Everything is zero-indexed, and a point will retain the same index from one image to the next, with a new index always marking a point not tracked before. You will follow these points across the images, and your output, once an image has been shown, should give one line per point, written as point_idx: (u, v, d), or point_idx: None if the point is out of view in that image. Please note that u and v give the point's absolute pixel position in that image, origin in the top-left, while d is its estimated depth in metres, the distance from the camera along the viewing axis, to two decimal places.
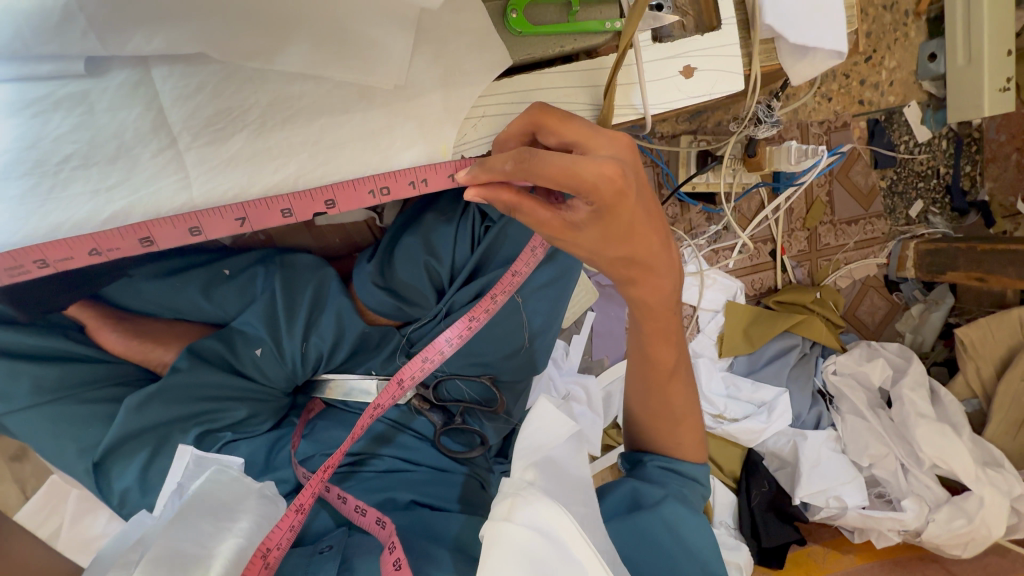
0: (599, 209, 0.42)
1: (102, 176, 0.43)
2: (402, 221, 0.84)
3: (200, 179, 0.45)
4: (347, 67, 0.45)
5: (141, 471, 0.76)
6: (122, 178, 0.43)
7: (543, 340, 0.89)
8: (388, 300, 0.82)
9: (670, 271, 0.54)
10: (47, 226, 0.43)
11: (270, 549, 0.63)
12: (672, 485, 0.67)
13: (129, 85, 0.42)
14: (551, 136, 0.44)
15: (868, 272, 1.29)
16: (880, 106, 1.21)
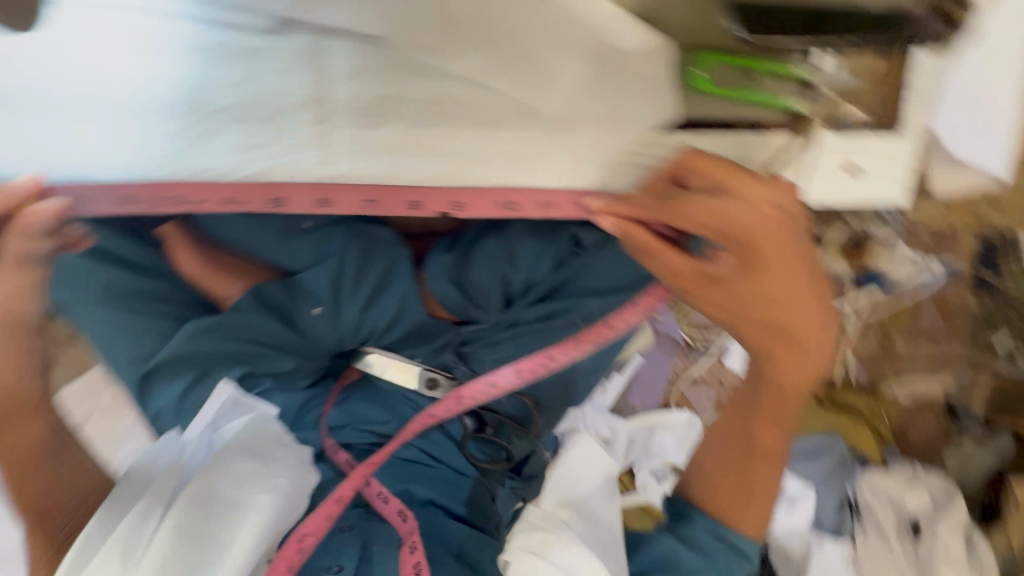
0: (740, 255, 0.39)
1: (252, 132, 0.43)
2: (489, 221, 0.81)
3: (341, 157, 0.44)
4: (517, 83, 0.43)
5: (181, 394, 0.78)
6: (270, 138, 0.43)
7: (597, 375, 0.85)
8: (456, 293, 0.81)
9: (829, 349, 0.44)
10: (190, 163, 0.43)
11: (307, 535, 0.63)
12: (719, 557, 0.59)
13: (304, 51, 0.41)
14: (698, 176, 0.41)
15: (929, 392, 1.21)
16: (1001, 228, 1.12)
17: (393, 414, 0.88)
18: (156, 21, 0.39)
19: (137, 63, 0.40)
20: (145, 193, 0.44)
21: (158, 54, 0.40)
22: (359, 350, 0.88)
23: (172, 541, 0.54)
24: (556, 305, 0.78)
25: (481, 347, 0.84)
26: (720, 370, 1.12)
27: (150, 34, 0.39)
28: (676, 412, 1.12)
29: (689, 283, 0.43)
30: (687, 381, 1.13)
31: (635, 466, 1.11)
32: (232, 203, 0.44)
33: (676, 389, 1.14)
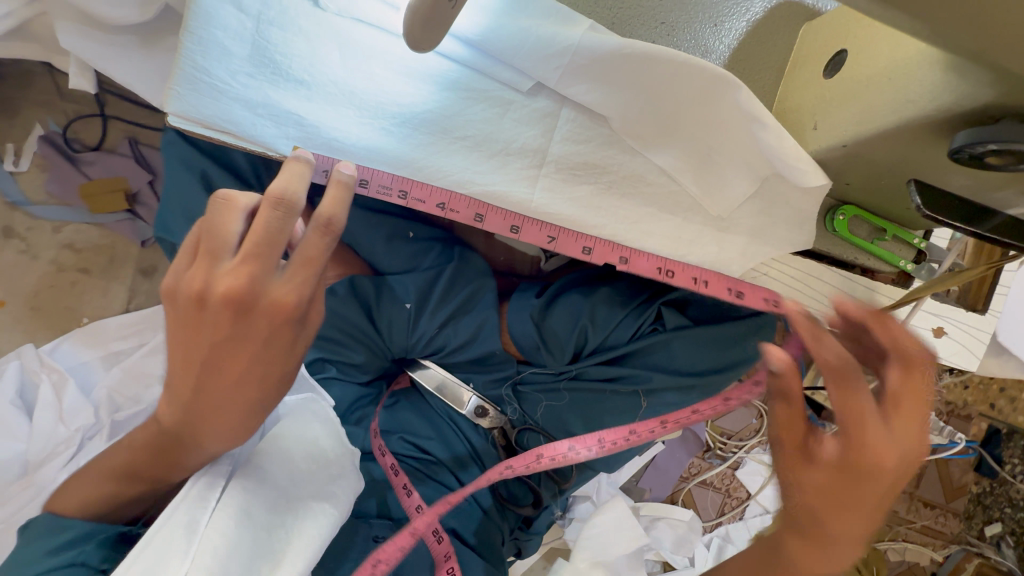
0: (901, 357, 0.46)
1: (476, 161, 0.50)
2: (579, 279, 0.88)
3: (539, 197, 0.51)
4: (696, 182, 0.52)
5: None
6: (488, 170, 0.50)
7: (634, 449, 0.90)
8: (532, 336, 0.87)
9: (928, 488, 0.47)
10: (414, 169, 0.50)
11: (380, 560, 0.72)
12: None
13: (542, 112, 0.50)
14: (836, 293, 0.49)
15: (920, 561, 1.23)
16: (1006, 420, 1.20)
17: (438, 437, 0.91)
18: (435, 58, 0.47)
19: (409, 83, 0.48)
20: (376, 184, 0.49)
21: (426, 83, 0.48)
22: (420, 363, 0.90)
23: (239, 529, 0.52)
24: (620, 372, 0.85)
25: (537, 390, 0.88)
26: (730, 479, 1.17)
27: (430, 65, 0.48)
28: (681, 509, 1.13)
29: (791, 424, 0.48)
30: (697, 482, 1.16)
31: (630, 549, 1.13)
32: (441, 208, 0.50)
33: (686, 487, 1.16)
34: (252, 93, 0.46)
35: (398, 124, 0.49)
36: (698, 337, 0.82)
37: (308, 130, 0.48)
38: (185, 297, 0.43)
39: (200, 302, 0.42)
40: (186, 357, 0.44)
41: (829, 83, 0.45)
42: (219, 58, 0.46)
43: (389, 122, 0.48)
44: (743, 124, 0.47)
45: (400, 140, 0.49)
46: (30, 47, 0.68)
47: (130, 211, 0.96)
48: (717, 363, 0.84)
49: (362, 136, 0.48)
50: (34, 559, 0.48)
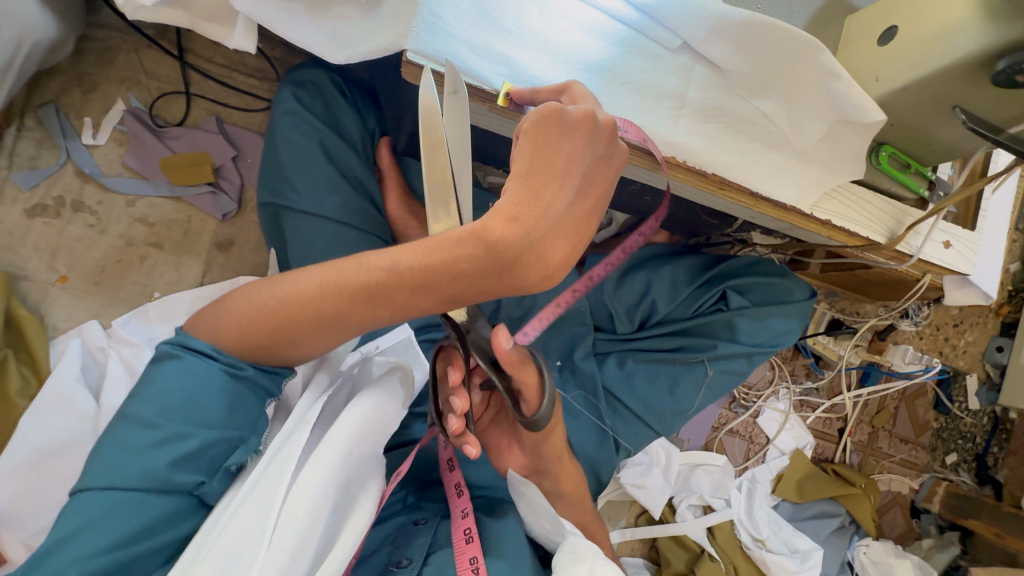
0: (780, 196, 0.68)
1: (636, 101, 0.64)
2: (650, 256, 1.01)
3: (682, 131, 0.66)
4: (788, 123, 0.68)
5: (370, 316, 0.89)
6: (645, 108, 0.64)
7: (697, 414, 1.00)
8: (605, 306, 1.00)
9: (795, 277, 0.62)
10: None
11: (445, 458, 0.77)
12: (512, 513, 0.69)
13: (681, 66, 0.65)
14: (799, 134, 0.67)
15: (901, 490, 1.46)
16: (950, 364, 1.45)
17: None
18: (610, 21, 0.63)
19: (590, 39, 0.62)
20: None
21: (603, 40, 0.62)
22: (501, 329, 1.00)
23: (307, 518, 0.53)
24: (685, 342, 0.97)
25: (613, 357, 0.99)
26: (752, 427, 1.33)
27: (606, 28, 0.62)
28: (715, 455, 1.27)
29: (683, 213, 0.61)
30: (726, 431, 1.32)
31: (675, 498, 1.25)
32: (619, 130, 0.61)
33: (717, 436, 1.31)
34: (474, 38, 0.58)
35: (582, 69, 0.62)
36: (756, 313, 0.96)
37: (516, 69, 0.59)
38: (573, 115, 0.51)
39: (590, 119, 0.52)
40: (569, 166, 0.51)
41: (885, 48, 0.64)
42: (445, 13, 0.58)
43: (576, 67, 0.61)
44: (819, 78, 0.63)
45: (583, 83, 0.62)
46: (176, 13, 0.73)
47: (212, 185, 0.98)
48: (768, 338, 0.97)
49: (554, 76, 0.61)
50: (159, 462, 0.56)
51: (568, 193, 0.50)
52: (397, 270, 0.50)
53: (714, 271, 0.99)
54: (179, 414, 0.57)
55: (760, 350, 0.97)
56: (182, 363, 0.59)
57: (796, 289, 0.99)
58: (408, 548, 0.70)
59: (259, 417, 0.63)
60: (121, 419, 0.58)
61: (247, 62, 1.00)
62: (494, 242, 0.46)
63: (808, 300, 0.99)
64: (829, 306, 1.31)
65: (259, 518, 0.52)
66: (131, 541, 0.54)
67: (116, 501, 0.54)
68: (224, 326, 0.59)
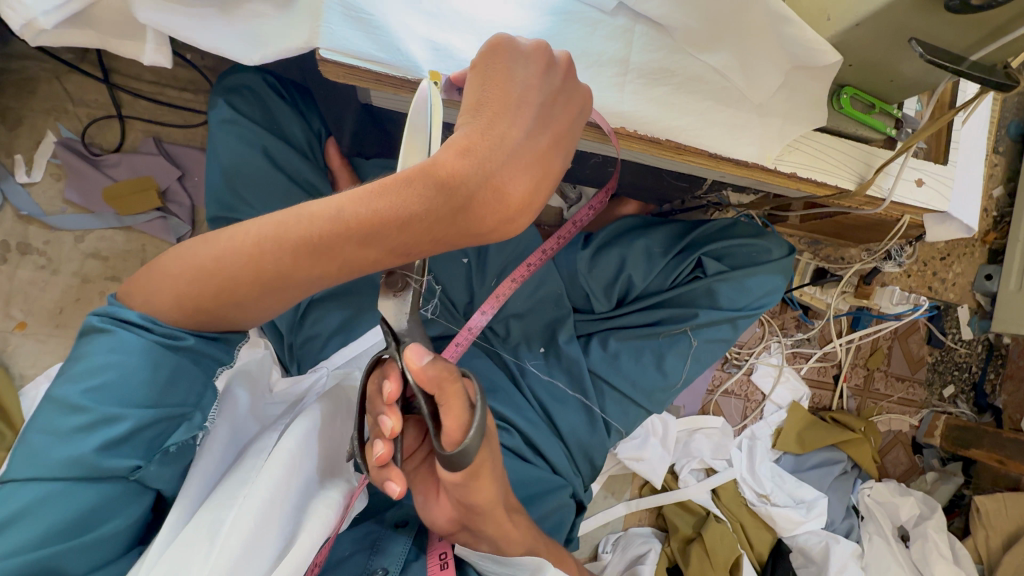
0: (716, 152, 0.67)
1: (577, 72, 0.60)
2: (622, 230, 0.99)
3: (631, 98, 0.62)
4: (742, 76, 0.64)
5: (339, 325, 0.87)
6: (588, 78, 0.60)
7: (687, 386, 0.99)
8: (580, 286, 0.97)
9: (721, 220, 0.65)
10: None
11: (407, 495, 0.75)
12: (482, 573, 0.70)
13: (621, 28, 0.61)
14: (754, 87, 0.64)
15: (902, 428, 1.46)
16: (941, 298, 1.44)
17: (502, 389, 0.94)
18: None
19: (518, 10, 0.57)
20: None
21: (535, 11, 0.58)
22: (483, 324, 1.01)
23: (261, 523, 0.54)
24: (666, 314, 0.95)
25: (595, 338, 0.98)
26: (746, 385, 1.32)
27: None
28: (712, 417, 1.27)
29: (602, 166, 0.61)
30: (722, 392, 1.31)
31: (677, 465, 1.25)
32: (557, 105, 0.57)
33: (713, 399, 1.31)
34: (391, 23, 0.53)
35: None
36: (736, 278, 0.94)
37: (444, 52, 0.55)
38: (521, 52, 0.51)
39: (542, 54, 0.51)
40: (520, 99, 0.50)
41: None
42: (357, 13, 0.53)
43: None
44: (770, 23, 0.59)
45: None
46: (86, 35, 0.69)
47: (160, 209, 0.94)
48: (752, 303, 0.95)
49: None
50: (85, 447, 0.52)
51: (527, 124, 0.50)
52: (342, 219, 0.46)
53: (690, 240, 0.97)
54: (105, 395, 0.53)
55: (745, 317, 0.95)
56: (107, 338, 0.54)
57: (774, 249, 0.96)
58: (385, 556, 0.69)
59: (204, 390, 0.59)
60: (46, 403, 0.54)
61: (178, 75, 0.95)
62: (445, 179, 0.45)
63: (788, 257, 0.97)
64: (813, 255, 1.28)
65: (211, 529, 0.52)
66: (71, 524, 0.52)
67: (44, 490, 0.51)
68: (159, 292, 0.55)
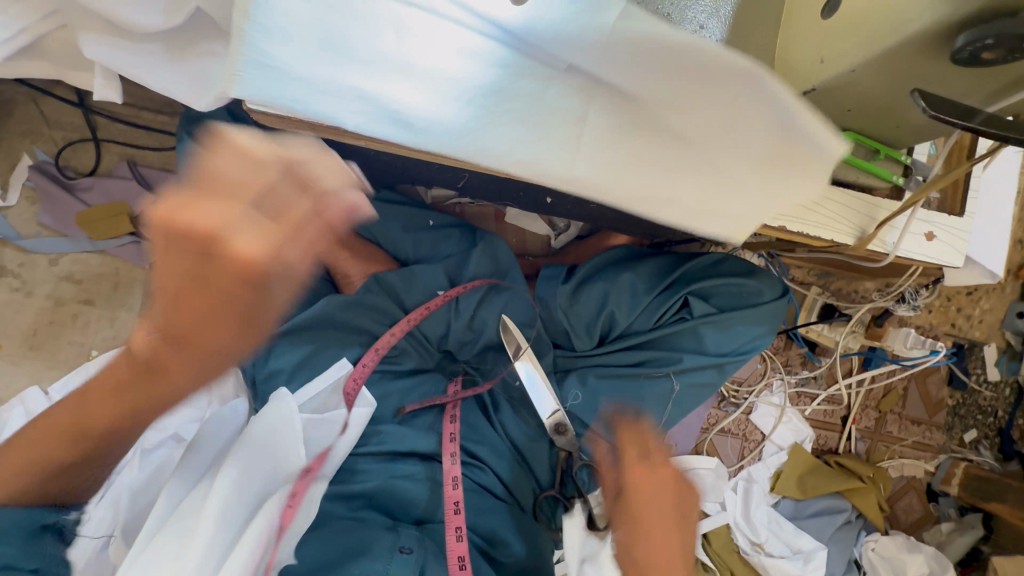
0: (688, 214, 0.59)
1: (522, 131, 0.52)
2: (606, 264, 0.92)
3: (583, 160, 0.54)
4: (721, 142, 0.53)
5: (303, 360, 0.84)
6: (533, 139, 0.53)
7: (668, 428, 0.93)
8: (561, 322, 0.91)
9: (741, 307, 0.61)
10: (467, 138, 0.52)
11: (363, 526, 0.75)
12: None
13: (573, 85, 0.51)
14: None
15: (915, 473, 1.37)
16: (965, 336, 1.32)
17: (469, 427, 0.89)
18: (473, 32, 0.48)
19: (453, 63, 0.49)
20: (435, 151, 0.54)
21: (475, 63, 0.49)
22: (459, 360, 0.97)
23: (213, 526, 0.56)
24: (648, 356, 0.89)
25: (575, 377, 0.91)
26: (745, 424, 1.25)
27: (470, 47, 0.48)
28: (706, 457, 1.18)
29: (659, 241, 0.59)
30: (717, 431, 1.24)
31: None
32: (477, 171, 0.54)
33: (708, 437, 1.24)
34: (317, 77, 0.49)
35: (451, 100, 0.50)
36: (725, 320, 0.87)
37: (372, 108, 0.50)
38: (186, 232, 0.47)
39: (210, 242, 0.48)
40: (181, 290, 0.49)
41: (832, 20, 0.51)
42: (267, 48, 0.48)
43: (443, 99, 0.50)
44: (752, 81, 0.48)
45: (455, 117, 0.51)
46: (38, 66, 0.69)
47: (134, 234, 0.93)
48: (742, 346, 0.89)
49: (416, 110, 0.51)
50: None
51: (218, 341, 0.52)
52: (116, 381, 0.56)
53: (677, 277, 0.90)
54: None
55: (733, 361, 0.89)
56: None
57: (767, 289, 0.89)
58: None
59: None
60: None
61: (153, 97, 0.93)
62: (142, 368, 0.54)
63: (781, 299, 0.90)
64: (822, 289, 1.19)
65: (173, 538, 0.56)
66: None
67: None
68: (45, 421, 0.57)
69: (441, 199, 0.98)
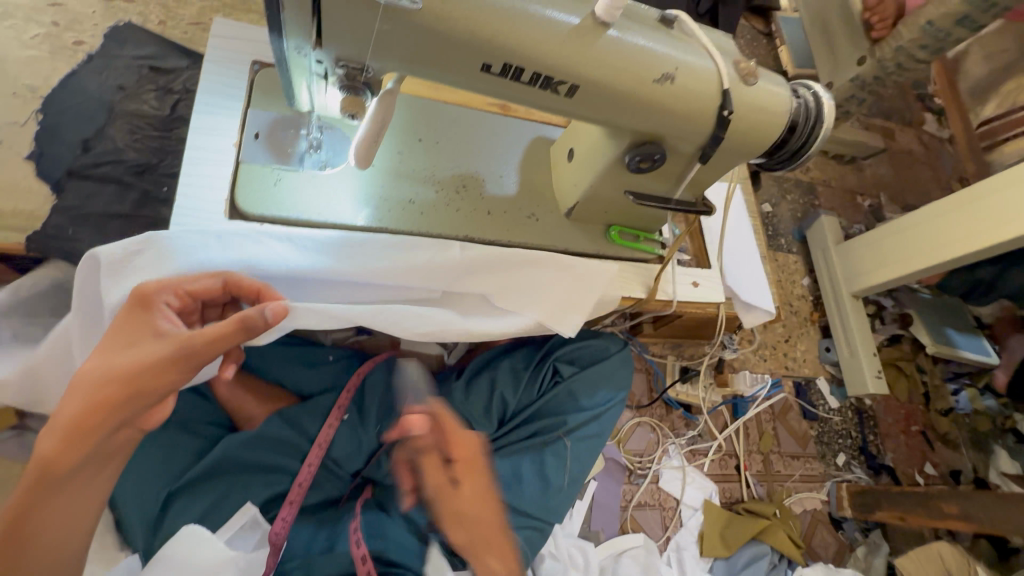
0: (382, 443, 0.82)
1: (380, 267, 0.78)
2: (487, 357, 1.09)
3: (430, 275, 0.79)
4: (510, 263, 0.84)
5: (202, 513, 0.84)
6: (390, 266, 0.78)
7: (575, 487, 1.04)
8: (460, 415, 1.03)
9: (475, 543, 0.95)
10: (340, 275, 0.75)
11: None
12: None
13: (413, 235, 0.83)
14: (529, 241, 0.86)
15: (816, 506, 1.51)
16: (801, 374, 1.62)
17: (389, 534, 0.89)
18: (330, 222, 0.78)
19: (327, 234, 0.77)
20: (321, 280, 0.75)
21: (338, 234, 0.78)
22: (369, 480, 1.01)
23: None
24: (542, 423, 1.04)
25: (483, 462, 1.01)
26: (658, 493, 1.35)
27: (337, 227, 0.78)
28: (633, 535, 1.25)
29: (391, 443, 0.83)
30: (635, 506, 1.31)
31: None
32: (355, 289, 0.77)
33: (629, 514, 1.30)
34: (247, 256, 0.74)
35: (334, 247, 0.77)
36: (589, 375, 1.07)
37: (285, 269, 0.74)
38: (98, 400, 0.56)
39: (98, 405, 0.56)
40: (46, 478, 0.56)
41: (572, 164, 0.85)
42: (196, 265, 0.71)
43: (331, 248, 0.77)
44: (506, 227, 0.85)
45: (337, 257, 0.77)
46: None
47: (18, 426, 0.93)
48: (608, 393, 1.08)
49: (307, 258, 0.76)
50: None
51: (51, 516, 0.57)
52: None
53: (545, 351, 1.09)
54: None
55: (607, 405, 1.07)
56: None
57: (612, 344, 1.12)
58: None
59: None
60: None
61: None
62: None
63: (625, 348, 1.13)
64: (676, 356, 1.45)
65: None
66: None
67: None
68: None
69: (339, 339, 1.08)
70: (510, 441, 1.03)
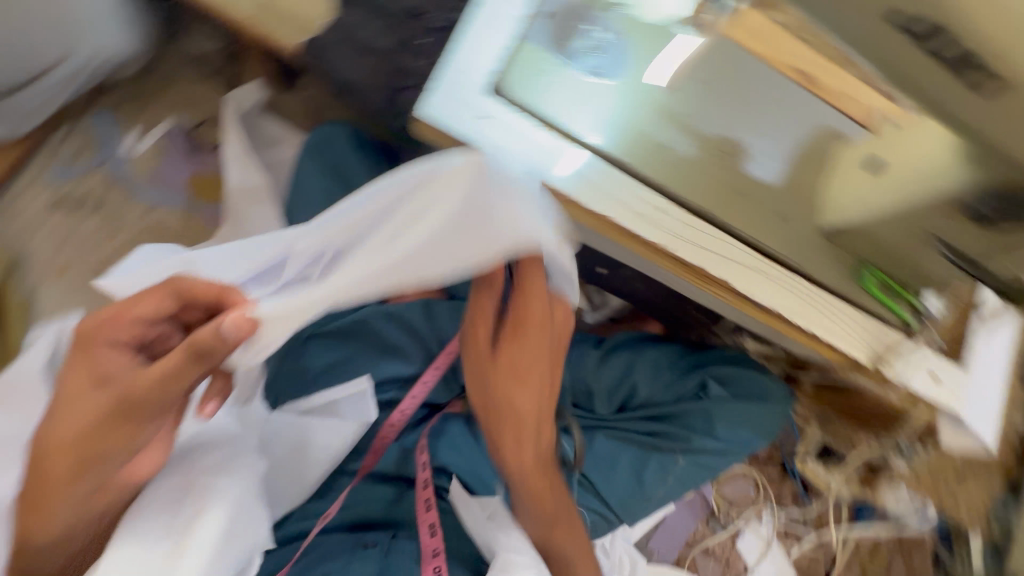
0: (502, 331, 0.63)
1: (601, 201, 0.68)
2: (634, 337, 1.01)
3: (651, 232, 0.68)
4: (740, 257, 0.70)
5: (333, 360, 0.87)
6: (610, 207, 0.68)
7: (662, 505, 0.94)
8: (585, 381, 0.96)
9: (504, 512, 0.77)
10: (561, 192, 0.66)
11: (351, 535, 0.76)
12: None
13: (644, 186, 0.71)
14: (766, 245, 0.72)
15: None
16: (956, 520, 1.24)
17: (466, 461, 0.88)
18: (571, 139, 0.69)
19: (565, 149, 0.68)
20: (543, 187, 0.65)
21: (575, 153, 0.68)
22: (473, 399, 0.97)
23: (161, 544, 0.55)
24: (662, 428, 0.94)
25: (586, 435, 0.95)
26: (730, 550, 1.21)
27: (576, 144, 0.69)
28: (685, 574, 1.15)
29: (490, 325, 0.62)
30: (700, 549, 1.20)
31: None
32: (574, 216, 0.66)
33: (690, 554, 1.20)
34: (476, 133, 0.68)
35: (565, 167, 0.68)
36: (736, 408, 0.94)
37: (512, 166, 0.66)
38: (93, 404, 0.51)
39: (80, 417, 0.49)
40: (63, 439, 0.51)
41: (869, 177, 0.67)
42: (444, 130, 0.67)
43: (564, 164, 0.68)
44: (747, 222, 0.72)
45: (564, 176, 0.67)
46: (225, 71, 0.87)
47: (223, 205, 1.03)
48: (750, 437, 0.93)
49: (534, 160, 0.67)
50: None
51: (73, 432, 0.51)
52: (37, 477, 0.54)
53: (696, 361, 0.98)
54: None
55: (743, 449, 0.93)
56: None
57: (776, 388, 0.96)
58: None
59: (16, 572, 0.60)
60: None
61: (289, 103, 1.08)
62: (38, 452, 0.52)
63: (789, 401, 0.96)
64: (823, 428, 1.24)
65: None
66: None
67: None
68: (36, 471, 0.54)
69: None
70: (621, 428, 0.95)
